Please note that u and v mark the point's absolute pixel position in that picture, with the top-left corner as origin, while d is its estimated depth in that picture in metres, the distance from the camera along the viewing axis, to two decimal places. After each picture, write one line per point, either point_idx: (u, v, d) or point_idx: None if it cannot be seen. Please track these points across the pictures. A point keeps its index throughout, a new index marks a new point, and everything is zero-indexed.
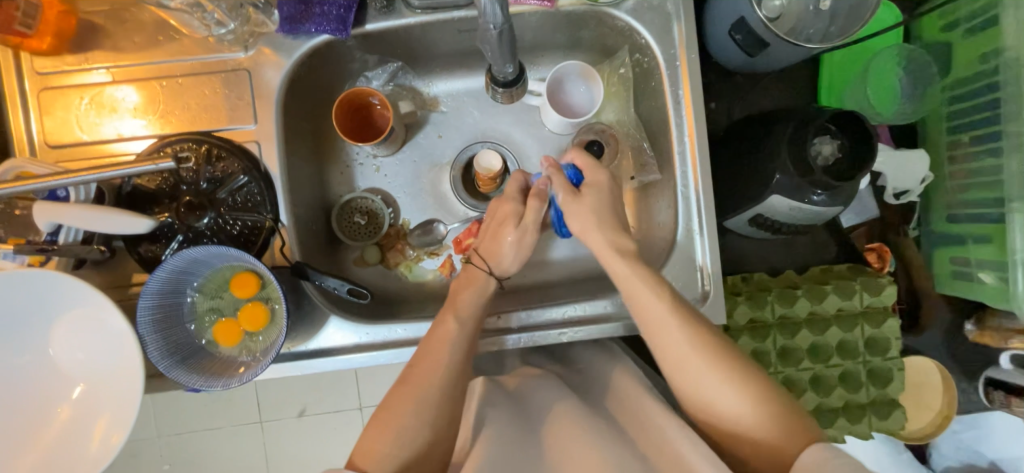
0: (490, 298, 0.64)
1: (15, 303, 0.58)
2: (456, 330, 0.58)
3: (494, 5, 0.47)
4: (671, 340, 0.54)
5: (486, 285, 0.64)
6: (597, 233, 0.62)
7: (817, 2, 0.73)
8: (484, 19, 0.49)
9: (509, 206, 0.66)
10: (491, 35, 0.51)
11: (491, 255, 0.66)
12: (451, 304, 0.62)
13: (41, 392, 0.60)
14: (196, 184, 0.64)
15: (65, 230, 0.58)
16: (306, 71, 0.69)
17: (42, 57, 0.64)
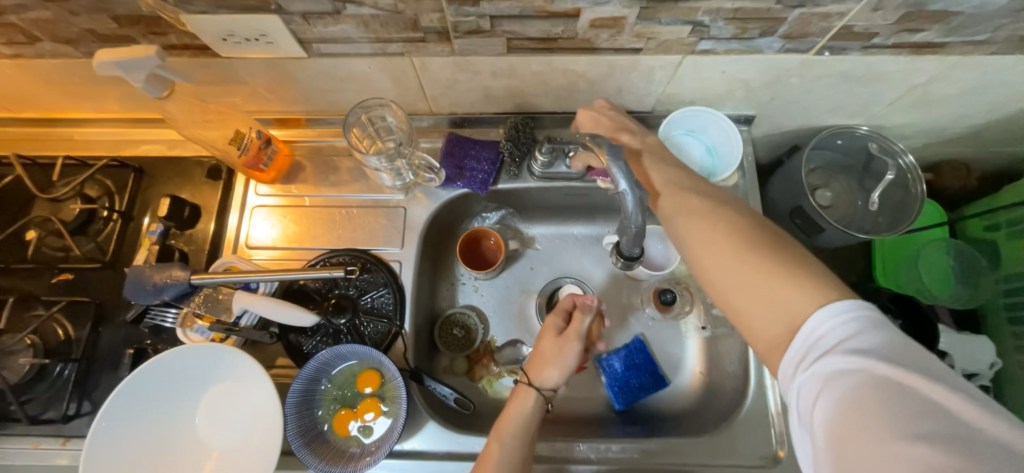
0: (535, 415, 0.67)
1: (191, 368, 0.71)
2: (512, 436, 0.64)
3: (637, 213, 0.57)
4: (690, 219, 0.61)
5: (527, 398, 0.67)
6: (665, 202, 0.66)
7: (865, 200, 0.88)
8: (627, 220, 0.58)
9: (553, 319, 0.74)
10: (629, 230, 0.60)
11: (535, 369, 0.70)
12: (498, 430, 0.65)
13: (180, 454, 0.70)
14: (346, 290, 0.80)
15: (247, 314, 0.74)
16: (444, 211, 0.88)
17: (263, 184, 0.86)
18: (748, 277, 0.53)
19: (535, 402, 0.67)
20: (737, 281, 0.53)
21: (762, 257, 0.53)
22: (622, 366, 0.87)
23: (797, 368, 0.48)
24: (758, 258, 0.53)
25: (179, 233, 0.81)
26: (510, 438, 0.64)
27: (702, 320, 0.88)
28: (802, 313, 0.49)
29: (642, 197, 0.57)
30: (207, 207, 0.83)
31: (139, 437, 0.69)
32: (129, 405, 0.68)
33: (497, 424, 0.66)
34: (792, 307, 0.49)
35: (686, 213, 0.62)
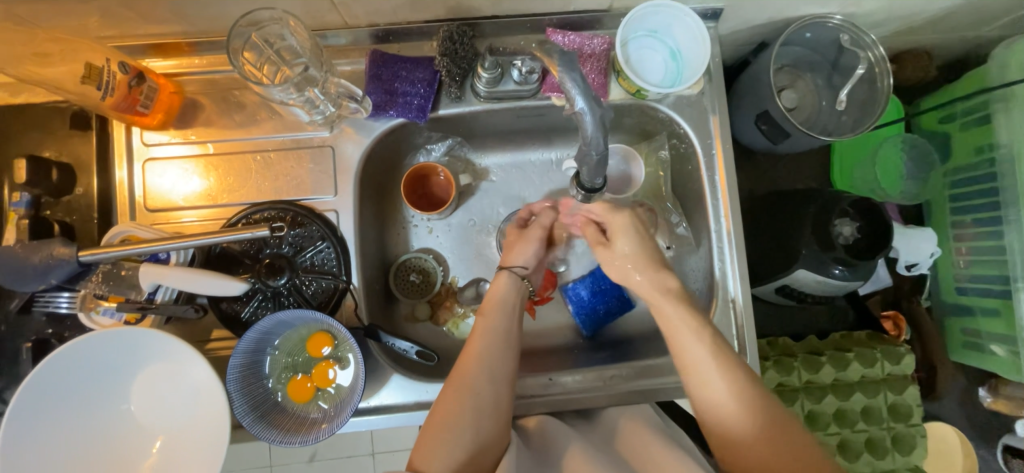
0: (515, 294, 0.73)
1: (104, 358, 0.62)
2: (497, 314, 0.69)
3: (599, 138, 0.49)
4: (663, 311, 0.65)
5: (507, 280, 0.74)
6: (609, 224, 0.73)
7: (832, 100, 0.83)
8: (588, 148, 0.51)
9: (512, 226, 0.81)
10: (591, 160, 0.52)
11: (505, 257, 0.77)
12: (485, 309, 0.71)
13: (122, 444, 0.64)
14: (278, 248, 0.70)
15: (162, 289, 0.63)
16: (380, 147, 0.76)
17: (150, 131, 0.71)
18: (711, 374, 0.59)
19: (513, 285, 0.73)
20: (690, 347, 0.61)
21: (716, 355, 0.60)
22: (588, 292, 0.86)
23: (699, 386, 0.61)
24: (715, 354, 0.60)
25: (54, 201, 0.67)
26: (494, 320, 0.68)
27: (667, 240, 0.82)
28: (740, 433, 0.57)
29: (602, 118, 0.49)
30: (82, 165, 0.68)
31: (58, 434, 0.61)
32: (35, 405, 0.59)
33: (482, 307, 0.71)
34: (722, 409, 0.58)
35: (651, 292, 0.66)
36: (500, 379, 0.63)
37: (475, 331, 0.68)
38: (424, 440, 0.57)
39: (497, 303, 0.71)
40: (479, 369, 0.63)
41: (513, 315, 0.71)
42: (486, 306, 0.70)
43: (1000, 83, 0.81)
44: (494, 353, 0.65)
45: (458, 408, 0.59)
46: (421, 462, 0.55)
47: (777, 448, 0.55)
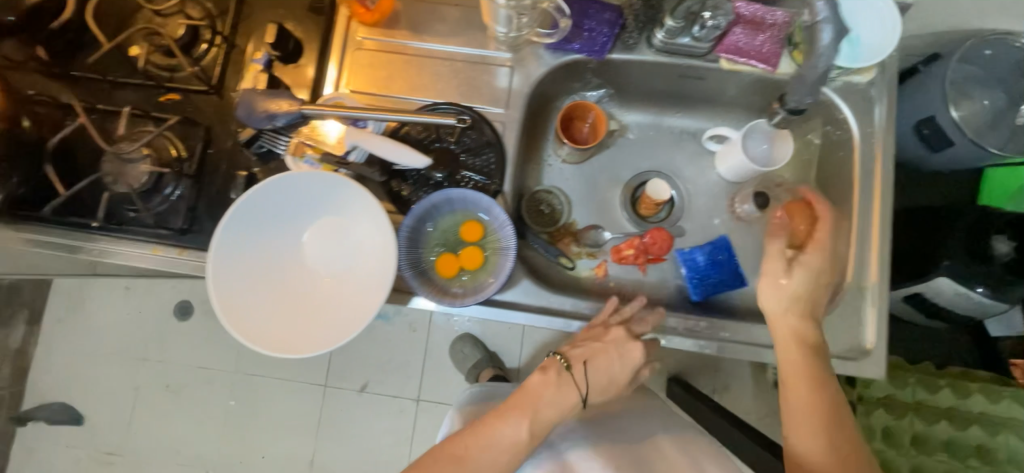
0: (565, 410, 0.64)
1: (301, 194, 0.71)
2: (525, 418, 0.61)
3: (830, 50, 0.68)
4: (800, 374, 0.62)
5: (564, 398, 0.65)
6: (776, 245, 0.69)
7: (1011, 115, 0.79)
8: (819, 60, 0.69)
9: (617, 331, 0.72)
10: (816, 71, 0.70)
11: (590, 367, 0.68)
12: (522, 396, 0.64)
13: (288, 272, 0.73)
14: (447, 144, 0.79)
15: (357, 151, 0.73)
16: (548, 80, 0.84)
17: (365, 27, 0.83)
18: (806, 401, 0.61)
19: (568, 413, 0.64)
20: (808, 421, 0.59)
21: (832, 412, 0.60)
22: (704, 260, 0.88)
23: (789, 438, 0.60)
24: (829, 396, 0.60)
25: (282, 66, 0.79)
26: (523, 419, 0.61)
27: None
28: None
29: (836, 34, 0.68)
30: (309, 40, 0.80)
31: (247, 252, 0.70)
32: (243, 214, 0.68)
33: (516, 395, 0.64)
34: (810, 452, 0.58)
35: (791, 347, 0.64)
36: None
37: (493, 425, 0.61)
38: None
39: (536, 416, 0.62)
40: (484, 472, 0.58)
41: (541, 435, 0.62)
42: (529, 411, 0.62)
43: None
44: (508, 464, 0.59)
45: None
46: None
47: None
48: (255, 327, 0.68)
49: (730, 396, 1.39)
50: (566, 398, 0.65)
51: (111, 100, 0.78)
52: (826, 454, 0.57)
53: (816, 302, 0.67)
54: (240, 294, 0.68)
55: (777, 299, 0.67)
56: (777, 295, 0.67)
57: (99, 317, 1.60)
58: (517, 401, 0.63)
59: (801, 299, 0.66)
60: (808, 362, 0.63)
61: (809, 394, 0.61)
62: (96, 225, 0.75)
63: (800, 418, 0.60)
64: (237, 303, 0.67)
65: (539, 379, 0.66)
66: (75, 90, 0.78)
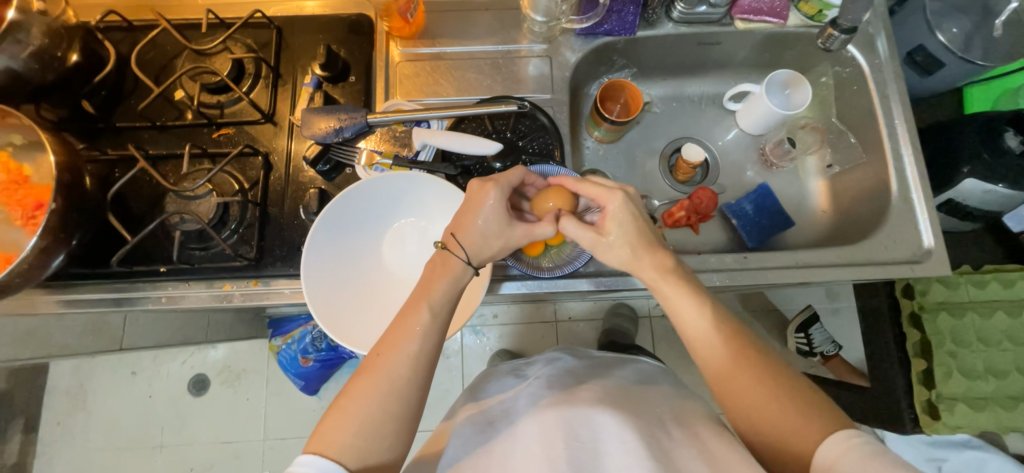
0: (426, 331, 0.57)
1: (379, 198, 0.73)
2: (426, 312, 0.58)
3: None
4: (707, 340, 0.57)
5: (417, 321, 0.57)
6: (606, 205, 0.62)
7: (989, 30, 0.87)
8: None
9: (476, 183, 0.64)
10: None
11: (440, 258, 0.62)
12: (390, 333, 0.57)
13: (370, 277, 0.73)
14: (504, 134, 0.81)
15: (426, 149, 0.76)
16: (582, 65, 0.89)
17: (403, 41, 0.86)
18: (747, 364, 0.54)
19: (432, 319, 0.57)
20: (744, 374, 0.54)
21: (753, 358, 0.55)
22: (753, 207, 0.93)
23: (749, 393, 0.53)
24: (739, 347, 0.56)
25: (331, 86, 0.81)
26: (430, 309, 0.58)
27: (829, 160, 0.93)
28: (789, 422, 0.50)
29: None
30: (353, 60, 0.82)
31: (331, 259, 0.70)
32: (326, 222, 0.68)
33: (382, 335, 0.57)
34: (770, 409, 0.52)
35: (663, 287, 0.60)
36: (384, 426, 0.52)
37: (387, 354, 0.55)
38: (342, 403, 0.53)
39: (436, 297, 0.59)
40: (350, 421, 0.51)
41: (443, 315, 0.59)
42: (456, 235, 0.62)
43: None
44: (385, 402, 0.53)
45: (343, 432, 0.51)
46: (327, 446, 0.50)
47: (800, 418, 0.50)
48: (359, 335, 0.68)
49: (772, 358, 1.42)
50: (452, 271, 0.61)
51: (163, 145, 0.77)
52: (788, 425, 0.50)
53: (654, 247, 0.61)
54: (336, 302, 0.68)
55: (651, 269, 0.60)
56: (697, 312, 0.58)
57: (100, 411, 1.42)
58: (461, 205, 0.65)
59: (633, 252, 0.61)
60: (714, 328, 0.57)
61: (715, 347, 0.56)
62: (164, 270, 0.72)
63: (737, 381, 0.54)
64: (337, 315, 0.67)
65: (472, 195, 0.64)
66: (124, 141, 0.77)
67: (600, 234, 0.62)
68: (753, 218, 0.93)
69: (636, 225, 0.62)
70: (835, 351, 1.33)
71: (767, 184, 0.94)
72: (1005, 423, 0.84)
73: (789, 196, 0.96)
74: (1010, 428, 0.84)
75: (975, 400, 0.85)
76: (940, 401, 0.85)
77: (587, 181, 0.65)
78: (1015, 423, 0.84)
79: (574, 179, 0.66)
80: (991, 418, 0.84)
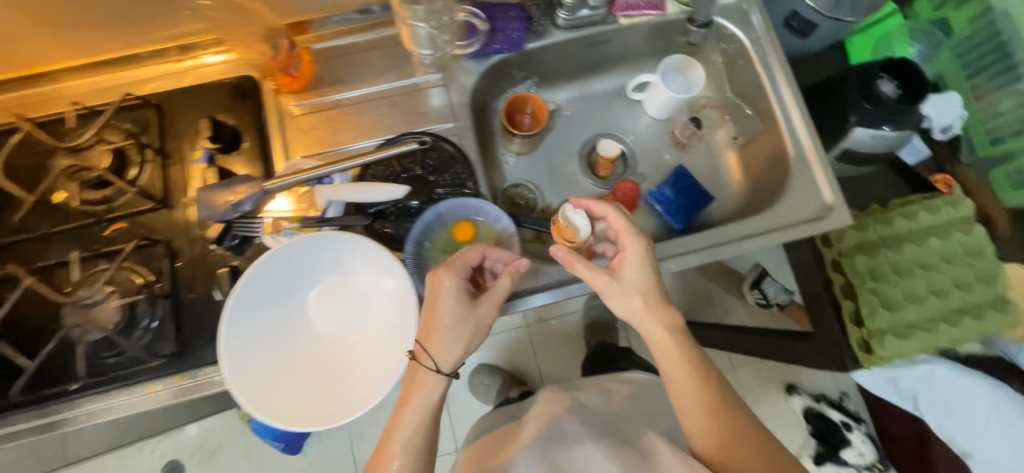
0: (421, 441, 0.63)
1: (294, 266, 0.69)
2: (406, 441, 0.62)
3: None
4: (698, 405, 0.65)
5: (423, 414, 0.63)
6: (632, 246, 0.69)
7: None
8: None
9: (447, 280, 0.64)
10: None
11: (426, 345, 0.63)
12: (387, 440, 0.63)
13: (304, 348, 0.71)
14: (414, 171, 0.81)
15: (333, 205, 0.73)
16: (481, 85, 0.89)
17: (294, 95, 0.84)
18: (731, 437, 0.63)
19: (428, 420, 0.64)
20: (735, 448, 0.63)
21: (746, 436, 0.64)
22: (673, 191, 0.96)
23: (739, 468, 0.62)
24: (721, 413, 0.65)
25: (226, 156, 0.78)
26: (403, 444, 0.62)
27: (733, 132, 0.97)
28: None
29: None
30: (245, 125, 0.80)
31: (256, 341, 0.68)
32: (240, 307, 0.66)
33: (381, 446, 0.63)
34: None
35: (666, 349, 0.68)
36: None
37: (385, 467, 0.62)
38: None
39: (427, 409, 0.63)
40: None
41: (427, 429, 0.64)
42: (425, 345, 0.63)
43: None
44: None
45: None
46: None
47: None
48: (295, 408, 0.67)
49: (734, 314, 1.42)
50: (429, 385, 0.63)
51: (53, 253, 0.73)
52: None
53: (665, 302, 0.68)
54: (269, 384, 0.67)
55: (654, 332, 0.68)
56: (692, 389, 0.66)
57: None
58: (429, 300, 0.65)
59: (644, 301, 0.68)
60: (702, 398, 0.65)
61: (700, 408, 0.65)
62: (77, 387, 0.67)
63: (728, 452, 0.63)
64: (271, 398, 0.66)
65: (431, 290, 0.65)
66: (7, 259, 0.72)
67: (623, 279, 0.68)
68: (676, 201, 0.96)
69: (651, 272, 0.69)
70: (788, 301, 1.28)
71: (683, 164, 0.98)
72: (926, 347, 0.91)
73: (705, 173, 1.00)
74: (930, 349, 0.91)
75: (899, 330, 0.91)
76: (871, 337, 0.91)
77: (615, 215, 0.70)
78: (935, 344, 0.90)
79: (602, 207, 0.71)
80: (917, 344, 0.90)
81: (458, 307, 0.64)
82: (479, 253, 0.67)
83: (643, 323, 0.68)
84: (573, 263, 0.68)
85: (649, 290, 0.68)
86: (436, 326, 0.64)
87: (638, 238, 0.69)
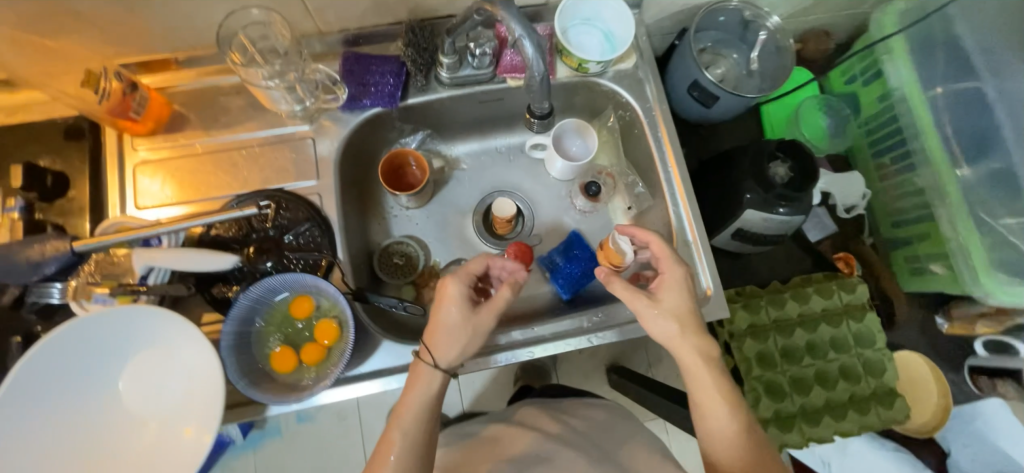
0: (419, 436, 0.62)
1: (97, 341, 0.62)
2: (407, 429, 0.62)
3: (538, 59, 0.67)
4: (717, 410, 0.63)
5: (425, 399, 0.63)
6: (670, 268, 0.69)
7: (749, 67, 0.96)
8: (530, 69, 0.69)
9: (455, 286, 0.66)
10: (534, 80, 0.70)
11: (432, 342, 0.65)
12: (385, 438, 0.61)
13: (105, 431, 0.63)
14: (265, 232, 0.75)
15: (155, 271, 0.67)
16: (357, 139, 0.84)
17: (141, 139, 0.76)
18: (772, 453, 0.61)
19: (421, 417, 0.62)
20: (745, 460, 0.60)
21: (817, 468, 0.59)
22: (563, 259, 0.91)
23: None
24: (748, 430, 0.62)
25: (46, 206, 0.70)
26: (403, 434, 0.61)
27: (628, 201, 0.93)
28: None
29: (539, 43, 0.67)
30: (75, 172, 0.72)
31: (42, 424, 0.60)
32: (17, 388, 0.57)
33: (381, 442, 0.62)
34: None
35: (699, 369, 0.65)
36: None
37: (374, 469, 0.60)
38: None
39: (422, 414, 0.63)
40: None
41: (427, 423, 0.63)
42: (427, 345, 0.64)
43: (880, 37, 0.95)
44: None
45: None
46: None
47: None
48: None
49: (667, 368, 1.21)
50: (429, 387, 0.64)
51: None
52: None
53: (701, 328, 0.67)
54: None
55: (693, 350, 0.66)
56: (724, 409, 0.63)
57: None
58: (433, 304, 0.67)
59: (679, 324, 0.67)
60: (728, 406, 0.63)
61: (723, 418, 0.62)
62: None
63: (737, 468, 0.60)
64: None
65: (438, 296, 0.67)
66: None
67: (662, 301, 0.67)
68: (566, 270, 0.90)
69: (690, 295, 0.68)
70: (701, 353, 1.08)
71: (576, 228, 0.95)
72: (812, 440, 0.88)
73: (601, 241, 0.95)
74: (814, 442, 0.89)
75: (784, 420, 0.88)
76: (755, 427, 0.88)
77: (657, 239, 0.71)
78: (819, 437, 0.88)
79: (641, 233, 0.74)
80: (801, 437, 0.87)
81: (456, 314, 0.66)
82: (484, 263, 0.71)
83: (702, 339, 0.67)
84: (612, 280, 0.70)
85: (686, 312, 0.67)
86: (438, 330, 0.66)
87: (678, 263, 0.70)
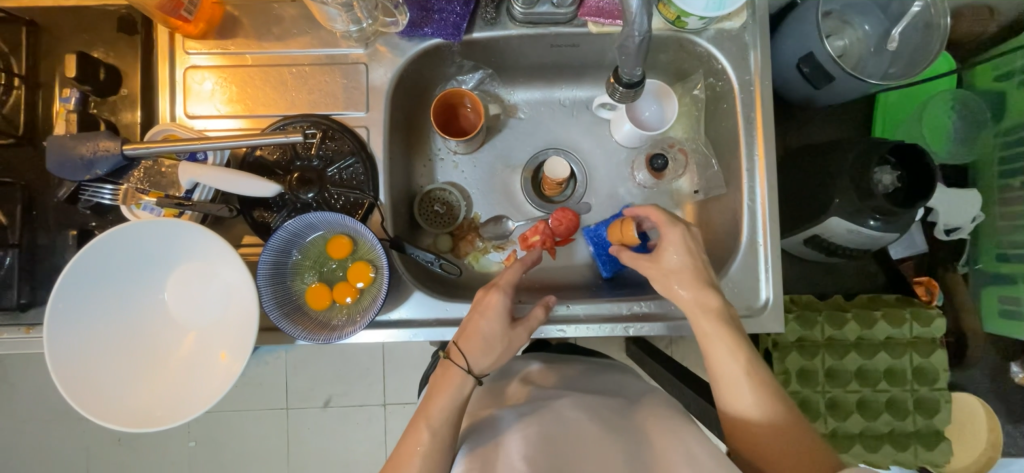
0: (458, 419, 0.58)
1: (149, 246, 0.63)
2: (435, 418, 0.57)
3: (643, 13, 0.58)
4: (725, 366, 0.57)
5: (460, 389, 0.59)
6: (663, 234, 0.64)
7: (882, 44, 0.79)
8: (631, 26, 0.59)
9: (495, 297, 0.63)
10: (632, 42, 0.60)
11: (465, 348, 0.61)
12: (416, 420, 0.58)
13: (150, 333, 0.66)
14: (308, 161, 0.71)
15: (200, 188, 0.67)
16: (413, 70, 0.77)
17: (191, 41, 0.72)
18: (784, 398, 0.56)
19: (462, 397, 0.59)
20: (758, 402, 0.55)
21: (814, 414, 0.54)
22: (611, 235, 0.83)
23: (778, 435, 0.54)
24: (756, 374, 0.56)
25: (100, 101, 0.69)
26: (432, 425, 0.56)
27: (695, 184, 0.83)
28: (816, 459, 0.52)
29: None
30: (127, 69, 0.70)
31: (95, 317, 0.63)
32: (77, 279, 0.60)
33: (413, 424, 0.57)
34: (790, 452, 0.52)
35: (700, 318, 0.60)
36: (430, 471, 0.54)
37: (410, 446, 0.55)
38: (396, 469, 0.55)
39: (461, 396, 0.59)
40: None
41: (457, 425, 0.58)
42: (460, 348, 0.61)
43: None
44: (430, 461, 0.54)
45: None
46: None
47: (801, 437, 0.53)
48: (133, 403, 0.62)
49: (687, 347, 1.17)
50: (462, 386, 0.59)
51: None
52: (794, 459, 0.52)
53: (705, 286, 0.61)
54: (100, 365, 0.62)
55: (692, 301, 0.61)
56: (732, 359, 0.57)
57: None
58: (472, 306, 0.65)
59: (686, 286, 0.62)
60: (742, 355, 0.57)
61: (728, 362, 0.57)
62: None
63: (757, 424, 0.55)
64: (95, 381, 0.61)
65: (480, 301, 0.64)
66: None
67: (659, 264, 0.64)
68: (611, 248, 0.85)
69: (687, 253, 0.63)
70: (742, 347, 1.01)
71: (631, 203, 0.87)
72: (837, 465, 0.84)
73: None
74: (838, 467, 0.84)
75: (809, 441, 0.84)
76: None
77: (653, 208, 0.67)
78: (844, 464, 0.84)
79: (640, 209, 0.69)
80: None
81: (496, 326, 0.63)
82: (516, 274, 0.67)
83: (703, 294, 0.61)
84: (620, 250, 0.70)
85: (684, 268, 0.62)
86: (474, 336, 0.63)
87: (675, 225, 0.64)
